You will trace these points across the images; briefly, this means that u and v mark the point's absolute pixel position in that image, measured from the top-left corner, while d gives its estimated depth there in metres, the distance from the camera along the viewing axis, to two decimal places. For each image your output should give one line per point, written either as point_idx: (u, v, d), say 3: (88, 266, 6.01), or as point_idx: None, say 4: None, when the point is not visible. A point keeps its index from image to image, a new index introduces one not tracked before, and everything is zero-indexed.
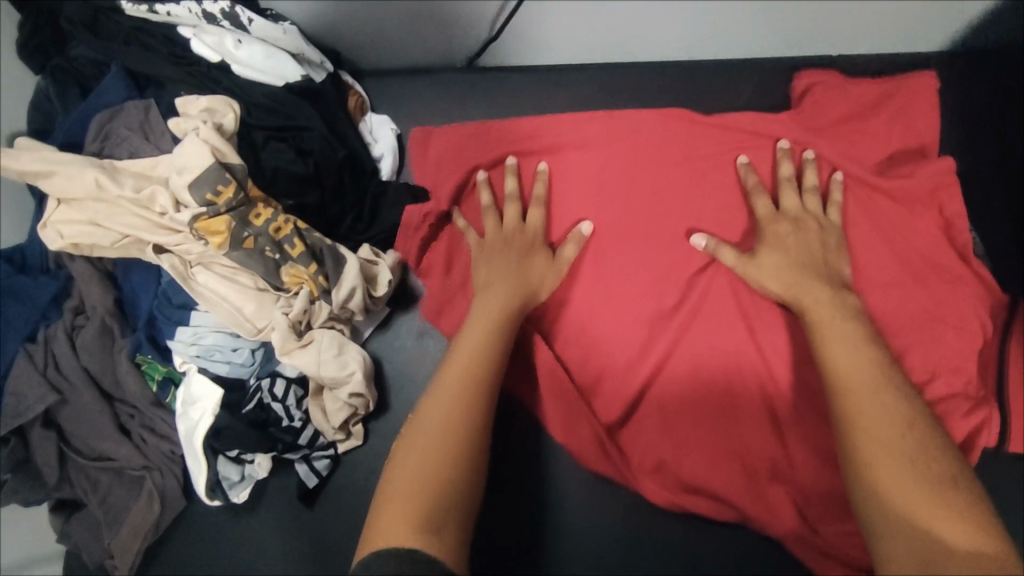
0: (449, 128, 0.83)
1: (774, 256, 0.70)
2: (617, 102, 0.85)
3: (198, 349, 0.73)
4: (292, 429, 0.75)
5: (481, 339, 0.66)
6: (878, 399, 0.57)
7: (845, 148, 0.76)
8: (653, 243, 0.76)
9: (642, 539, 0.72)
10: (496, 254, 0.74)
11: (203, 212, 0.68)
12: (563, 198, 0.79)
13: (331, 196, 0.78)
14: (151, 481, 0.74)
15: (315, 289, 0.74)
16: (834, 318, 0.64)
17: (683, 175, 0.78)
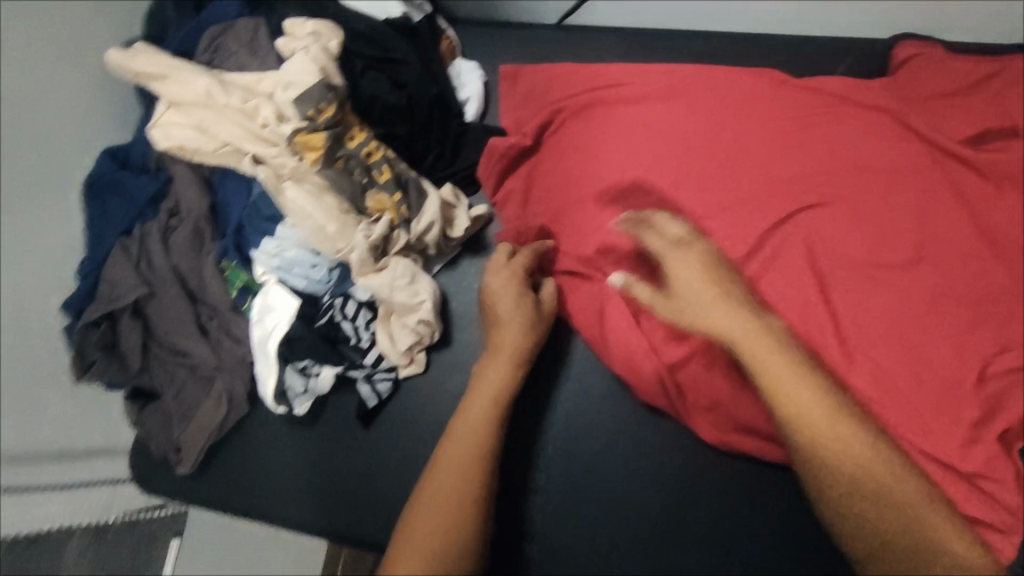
0: (541, 67, 0.90)
1: (702, 312, 0.68)
2: (711, 61, 0.88)
3: (279, 261, 0.76)
4: (360, 349, 0.79)
5: (499, 373, 0.73)
6: (836, 438, 0.62)
7: (932, 131, 0.77)
8: (729, 201, 0.78)
9: (685, 465, 0.79)
10: (498, 299, 0.77)
11: (303, 126, 0.71)
12: (646, 145, 0.81)
13: (419, 130, 0.81)
14: (222, 383, 0.77)
15: (396, 217, 0.77)
16: (781, 367, 0.65)
17: (764, 138, 0.80)
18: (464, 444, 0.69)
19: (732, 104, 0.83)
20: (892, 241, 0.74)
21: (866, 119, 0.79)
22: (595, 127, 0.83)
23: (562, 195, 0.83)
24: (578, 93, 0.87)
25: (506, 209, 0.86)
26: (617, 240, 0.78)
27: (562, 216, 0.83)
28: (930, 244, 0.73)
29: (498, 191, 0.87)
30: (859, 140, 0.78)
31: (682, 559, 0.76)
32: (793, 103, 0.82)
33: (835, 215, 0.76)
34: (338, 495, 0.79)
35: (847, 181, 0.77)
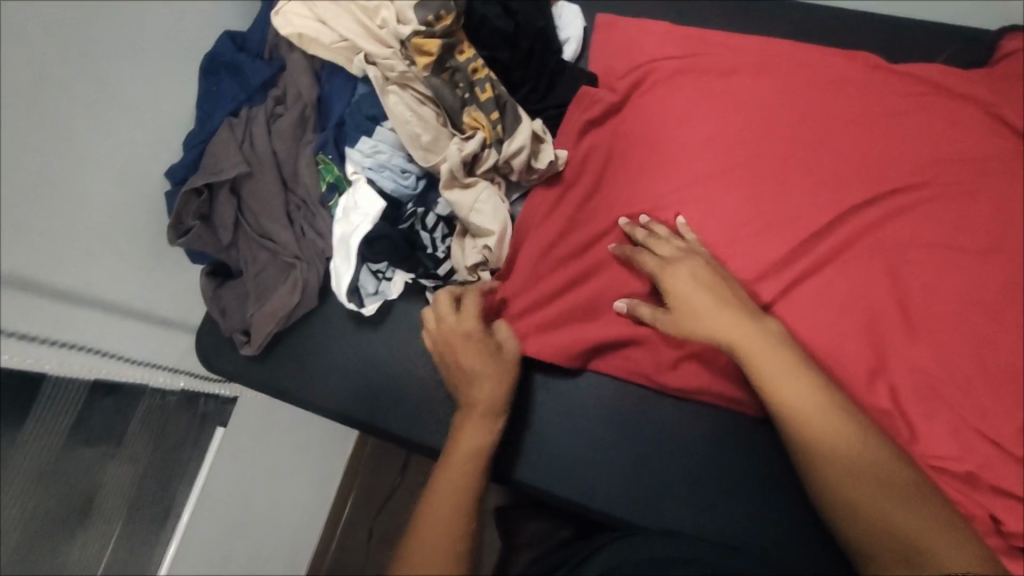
0: (634, 21, 0.90)
1: (705, 317, 0.71)
2: (807, 37, 0.90)
3: (371, 162, 0.79)
4: (435, 258, 0.81)
5: (475, 426, 0.71)
6: (827, 421, 0.66)
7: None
8: (813, 168, 0.80)
9: (742, 425, 0.78)
10: (466, 361, 0.73)
11: (422, 30, 0.74)
12: (735, 108, 0.83)
13: (520, 59, 0.83)
14: (299, 272, 0.80)
15: (489, 136, 0.79)
16: (776, 363, 0.68)
17: (853, 114, 0.82)
18: (478, 430, 0.71)
19: (825, 81, 0.84)
20: (965, 232, 0.76)
21: (960, 110, 0.81)
22: (683, 95, 0.84)
23: (647, 154, 0.82)
24: (666, 63, 0.87)
25: (588, 168, 0.84)
26: (697, 194, 0.80)
27: (644, 173, 0.82)
28: (1002, 234, 0.76)
29: (581, 143, 0.85)
30: (948, 132, 0.80)
31: (722, 511, 0.76)
32: (888, 85, 0.83)
33: (915, 199, 0.77)
34: (379, 391, 0.83)
35: (931, 169, 0.78)
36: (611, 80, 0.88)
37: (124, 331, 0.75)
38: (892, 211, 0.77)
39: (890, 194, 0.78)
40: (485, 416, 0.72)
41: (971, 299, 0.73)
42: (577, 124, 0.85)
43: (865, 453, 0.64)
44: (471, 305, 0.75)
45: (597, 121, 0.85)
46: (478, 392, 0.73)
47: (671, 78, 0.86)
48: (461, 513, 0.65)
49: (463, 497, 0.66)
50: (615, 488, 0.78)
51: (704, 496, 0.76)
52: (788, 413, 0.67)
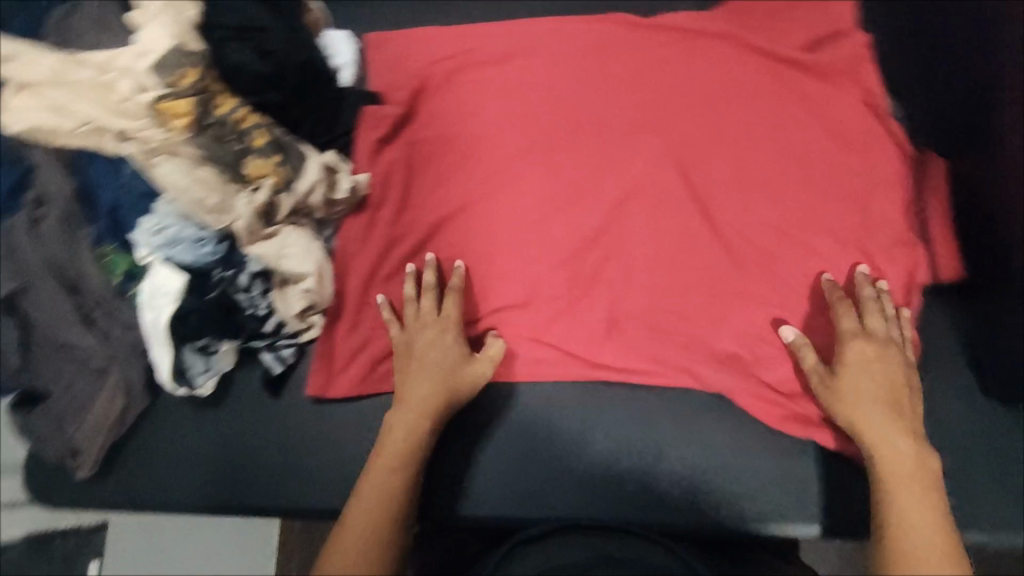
0: (404, 34, 0.91)
1: (858, 408, 0.66)
2: (569, 9, 0.93)
3: (161, 239, 0.74)
4: (257, 317, 0.78)
5: (405, 426, 0.71)
6: (918, 528, 0.58)
7: (770, 46, 0.84)
8: (597, 133, 0.82)
9: (601, 395, 0.77)
10: (418, 353, 0.74)
11: (165, 93, 0.70)
12: (514, 97, 0.85)
13: (292, 98, 0.81)
14: (117, 373, 0.75)
15: (279, 180, 0.76)
16: (916, 486, 0.61)
17: (622, 73, 0.85)
18: (408, 427, 0.71)
19: (590, 44, 0.87)
20: (748, 149, 0.79)
21: (715, 40, 0.85)
22: (462, 94, 0.86)
23: (444, 159, 0.84)
24: (439, 68, 0.88)
25: (391, 185, 0.85)
26: (498, 186, 0.81)
27: (446, 179, 0.83)
28: (781, 149, 0.79)
29: (379, 162, 0.86)
30: (709, 63, 0.84)
31: (602, 486, 0.74)
32: (649, 38, 0.86)
33: (691, 131, 0.80)
34: (236, 467, 0.78)
35: (702, 100, 0.82)
36: (392, 98, 0.88)
37: None
38: (671, 154, 0.79)
39: (670, 132, 0.81)
40: (418, 414, 0.71)
41: (766, 211, 0.76)
42: (367, 156, 0.86)
43: None
44: (452, 298, 0.77)
45: (388, 137, 0.87)
46: (418, 389, 0.72)
47: (451, 83, 0.87)
48: (383, 536, 0.64)
49: (382, 501, 0.66)
50: (493, 491, 0.75)
51: (579, 472, 0.75)
52: (888, 495, 0.61)
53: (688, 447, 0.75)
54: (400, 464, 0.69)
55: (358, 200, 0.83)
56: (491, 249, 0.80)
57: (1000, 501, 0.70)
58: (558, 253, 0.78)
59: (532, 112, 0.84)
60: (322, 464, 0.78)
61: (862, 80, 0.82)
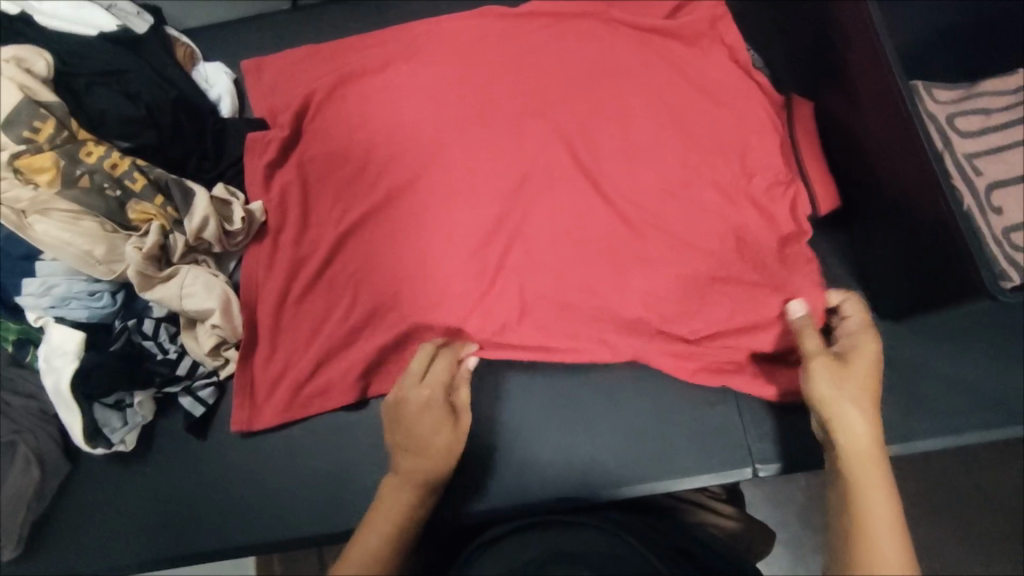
0: (283, 54, 0.89)
1: (849, 396, 0.59)
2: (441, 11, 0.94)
3: (51, 299, 0.72)
4: (168, 361, 0.76)
5: (397, 494, 0.60)
6: (879, 524, 0.51)
7: (636, 19, 0.87)
8: (483, 121, 0.81)
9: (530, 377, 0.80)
10: (410, 411, 0.65)
11: (22, 150, 0.67)
12: (398, 96, 0.82)
13: (170, 136, 0.79)
14: (25, 445, 0.72)
15: (166, 221, 0.75)
16: (877, 481, 0.54)
17: (496, 64, 0.84)
18: (403, 498, 0.60)
19: (467, 37, 0.87)
20: (630, 118, 0.80)
21: (583, 20, 0.88)
22: (346, 105, 0.84)
23: (338, 172, 0.82)
24: (322, 81, 0.85)
25: (288, 207, 0.82)
26: (396, 189, 0.80)
27: (344, 192, 0.82)
28: (662, 113, 0.80)
29: (272, 186, 0.83)
30: (582, 41, 0.85)
31: (549, 471, 0.76)
32: (521, 27, 0.88)
33: (570, 110, 0.81)
34: (174, 518, 0.76)
35: (581, 78, 0.83)
36: (276, 121, 0.86)
37: None
38: (556, 133, 0.80)
39: (553, 114, 0.81)
40: (412, 483, 0.61)
41: (655, 176, 0.78)
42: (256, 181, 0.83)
43: None
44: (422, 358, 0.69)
45: (277, 160, 0.84)
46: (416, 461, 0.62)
47: (331, 96, 0.85)
48: None
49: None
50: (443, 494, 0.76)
51: (518, 458, 0.77)
52: (857, 492, 0.54)
53: (617, 420, 0.78)
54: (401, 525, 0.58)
55: (255, 229, 0.81)
56: (397, 255, 0.78)
57: (917, 415, 0.72)
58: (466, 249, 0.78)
59: (417, 112, 0.82)
60: (262, 498, 0.76)
61: (727, 38, 0.85)
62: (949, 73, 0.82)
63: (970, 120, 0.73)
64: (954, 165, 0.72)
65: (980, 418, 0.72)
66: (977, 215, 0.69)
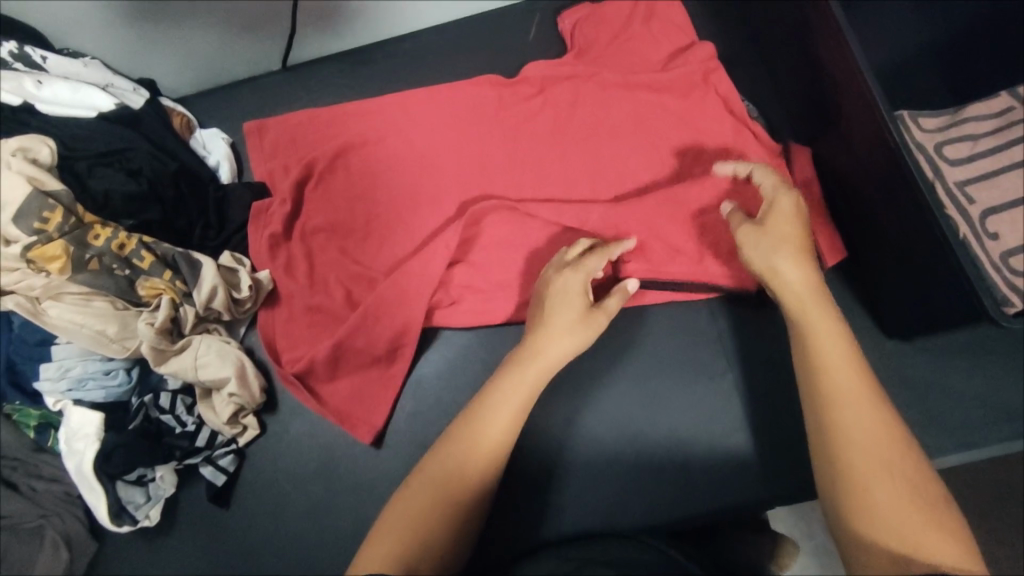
0: (281, 119, 0.91)
1: (779, 262, 0.65)
2: (430, 63, 0.95)
3: (68, 381, 0.73)
4: (187, 434, 0.77)
5: (530, 379, 0.66)
6: (837, 366, 0.58)
7: (624, 68, 0.89)
8: (484, 183, 0.84)
9: (550, 434, 0.77)
10: (554, 302, 0.69)
11: (34, 241, 0.68)
12: (399, 162, 0.86)
13: (174, 208, 0.81)
14: (53, 528, 0.73)
15: (176, 295, 0.77)
16: (825, 322, 0.61)
17: (489, 127, 0.87)
18: (529, 381, 0.65)
19: (462, 94, 0.89)
20: (622, 177, 0.84)
21: (568, 66, 0.90)
22: (353, 176, 0.86)
23: (346, 238, 0.84)
24: (324, 147, 0.87)
25: (295, 271, 0.83)
26: (404, 252, 0.83)
27: (351, 251, 0.84)
28: (654, 167, 0.84)
29: (278, 252, 0.84)
30: (572, 89, 0.88)
31: (557, 489, 0.75)
32: (514, 87, 0.89)
33: (562, 165, 0.85)
34: None
35: (574, 130, 0.86)
36: (278, 190, 0.88)
37: None
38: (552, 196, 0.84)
39: (550, 170, 0.85)
40: (542, 371, 0.66)
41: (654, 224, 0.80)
42: (261, 250, 0.84)
43: (887, 442, 0.54)
44: (597, 258, 0.72)
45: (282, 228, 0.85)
46: (526, 378, 0.65)
47: (336, 168, 0.87)
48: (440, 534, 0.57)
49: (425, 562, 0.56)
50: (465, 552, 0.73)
51: (535, 497, 0.74)
52: (811, 332, 0.61)
53: (613, 411, 0.78)
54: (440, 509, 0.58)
55: (263, 294, 0.82)
56: (407, 311, 0.78)
57: (933, 433, 0.73)
58: (478, 312, 0.80)
59: (415, 178, 0.85)
60: (291, 563, 0.76)
61: (714, 76, 0.87)
62: (934, 92, 0.83)
63: (957, 148, 0.75)
64: (947, 194, 0.73)
65: (994, 431, 0.73)
66: (975, 243, 0.70)
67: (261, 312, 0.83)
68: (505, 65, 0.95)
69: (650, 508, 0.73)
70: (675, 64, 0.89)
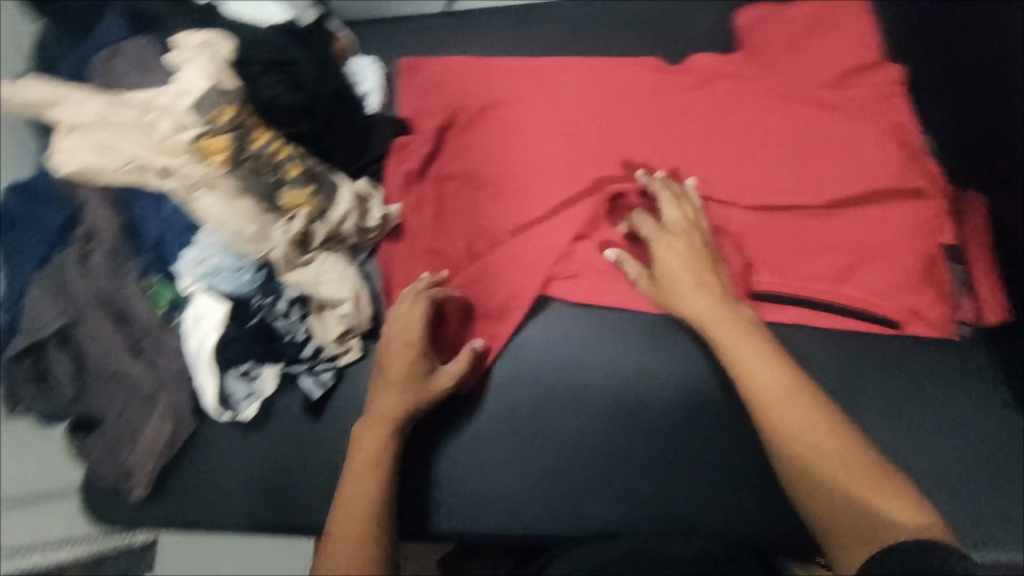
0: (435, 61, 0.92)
1: (688, 299, 0.72)
2: (590, 34, 0.94)
3: (204, 269, 0.77)
4: (295, 343, 0.80)
5: (377, 428, 0.69)
6: (760, 366, 0.66)
7: (795, 75, 0.85)
8: (627, 163, 0.83)
9: (637, 423, 0.77)
10: (389, 366, 0.72)
11: (205, 130, 0.73)
12: (547, 125, 0.85)
13: (324, 126, 0.84)
14: (165, 398, 0.78)
15: (312, 210, 0.79)
16: (745, 341, 0.68)
17: (640, 109, 0.85)
18: (380, 433, 0.69)
19: (618, 73, 0.87)
20: (771, 189, 0.80)
21: (734, 63, 0.87)
22: (492, 131, 0.86)
23: (476, 192, 0.85)
24: (472, 98, 0.88)
25: (424, 214, 0.86)
26: (535, 217, 0.81)
27: (486, 204, 0.84)
28: (810, 183, 0.80)
29: (411, 193, 0.87)
30: (732, 89, 0.84)
31: (620, 457, 0.76)
32: (673, 74, 0.87)
33: (706, 163, 0.82)
34: (282, 488, 0.81)
35: (727, 129, 0.83)
36: (420, 131, 0.89)
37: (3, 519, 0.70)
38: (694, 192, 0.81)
39: (695, 164, 0.82)
40: (384, 426, 0.69)
41: (811, 242, 0.78)
42: (396, 188, 0.87)
43: (816, 419, 0.62)
44: (458, 361, 0.74)
45: (417, 168, 0.88)
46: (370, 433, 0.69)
47: (481, 120, 0.87)
48: (375, 522, 0.64)
49: (380, 524, 0.64)
50: (537, 514, 0.75)
51: (608, 478, 0.76)
52: (732, 347, 0.68)
53: (597, 354, 0.79)
54: (367, 545, 0.62)
55: (389, 228, 0.85)
56: (525, 274, 0.79)
57: None
58: (595, 290, 0.80)
59: (555, 147, 0.84)
60: None
61: (888, 104, 0.82)
62: None
63: None
64: None
65: None
66: None
67: (385, 243, 0.86)
68: (665, 52, 0.93)
69: (734, 510, 0.75)
70: (848, 84, 0.84)
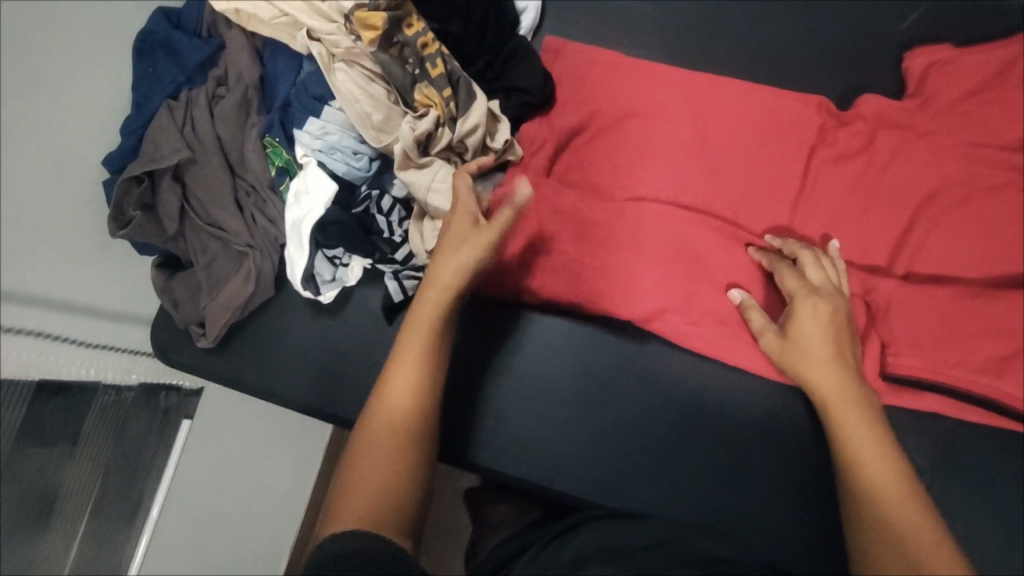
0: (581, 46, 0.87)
1: (809, 348, 0.68)
2: (758, 23, 0.90)
3: (321, 144, 0.77)
4: (392, 243, 0.79)
5: (414, 370, 0.62)
6: (861, 430, 0.63)
7: (971, 119, 0.79)
8: (768, 162, 0.80)
9: (711, 422, 0.75)
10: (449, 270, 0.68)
11: (365, 3, 0.72)
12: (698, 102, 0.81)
13: (474, 32, 0.80)
14: (252, 260, 0.78)
15: (442, 113, 0.76)
16: (852, 403, 0.65)
17: (793, 110, 0.81)
18: (417, 381, 0.62)
19: None
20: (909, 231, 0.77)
21: None
22: (638, 92, 0.82)
23: (606, 146, 0.81)
24: (623, 64, 0.84)
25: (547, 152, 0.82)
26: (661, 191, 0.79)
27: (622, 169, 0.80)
28: (960, 238, 0.75)
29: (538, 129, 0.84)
30: (895, 136, 0.79)
31: (688, 461, 0.74)
32: None
33: (846, 189, 0.79)
34: (340, 380, 0.81)
35: (881, 177, 0.78)
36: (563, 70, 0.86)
37: (87, 325, 0.70)
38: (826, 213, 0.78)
39: (835, 183, 0.79)
40: (422, 363, 0.63)
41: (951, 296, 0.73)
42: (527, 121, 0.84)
43: (902, 488, 0.58)
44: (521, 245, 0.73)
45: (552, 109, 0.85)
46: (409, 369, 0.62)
47: (630, 76, 0.83)
48: (396, 466, 0.57)
49: (420, 445, 0.59)
50: (597, 490, 0.74)
51: (671, 469, 0.73)
52: (835, 403, 0.65)
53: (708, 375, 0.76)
54: (384, 492, 0.55)
55: (507, 156, 0.81)
56: (636, 243, 0.77)
57: None
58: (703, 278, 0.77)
59: (700, 126, 0.80)
60: None
61: None
62: None
63: None
64: None
65: None
66: None
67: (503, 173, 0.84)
68: (832, 61, 0.88)
69: (786, 537, 0.71)
70: None
